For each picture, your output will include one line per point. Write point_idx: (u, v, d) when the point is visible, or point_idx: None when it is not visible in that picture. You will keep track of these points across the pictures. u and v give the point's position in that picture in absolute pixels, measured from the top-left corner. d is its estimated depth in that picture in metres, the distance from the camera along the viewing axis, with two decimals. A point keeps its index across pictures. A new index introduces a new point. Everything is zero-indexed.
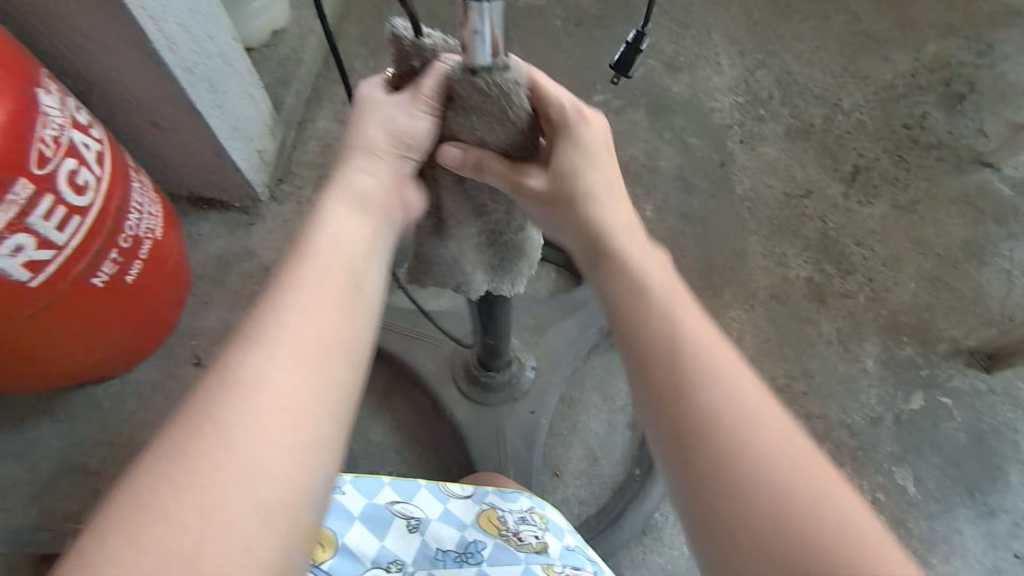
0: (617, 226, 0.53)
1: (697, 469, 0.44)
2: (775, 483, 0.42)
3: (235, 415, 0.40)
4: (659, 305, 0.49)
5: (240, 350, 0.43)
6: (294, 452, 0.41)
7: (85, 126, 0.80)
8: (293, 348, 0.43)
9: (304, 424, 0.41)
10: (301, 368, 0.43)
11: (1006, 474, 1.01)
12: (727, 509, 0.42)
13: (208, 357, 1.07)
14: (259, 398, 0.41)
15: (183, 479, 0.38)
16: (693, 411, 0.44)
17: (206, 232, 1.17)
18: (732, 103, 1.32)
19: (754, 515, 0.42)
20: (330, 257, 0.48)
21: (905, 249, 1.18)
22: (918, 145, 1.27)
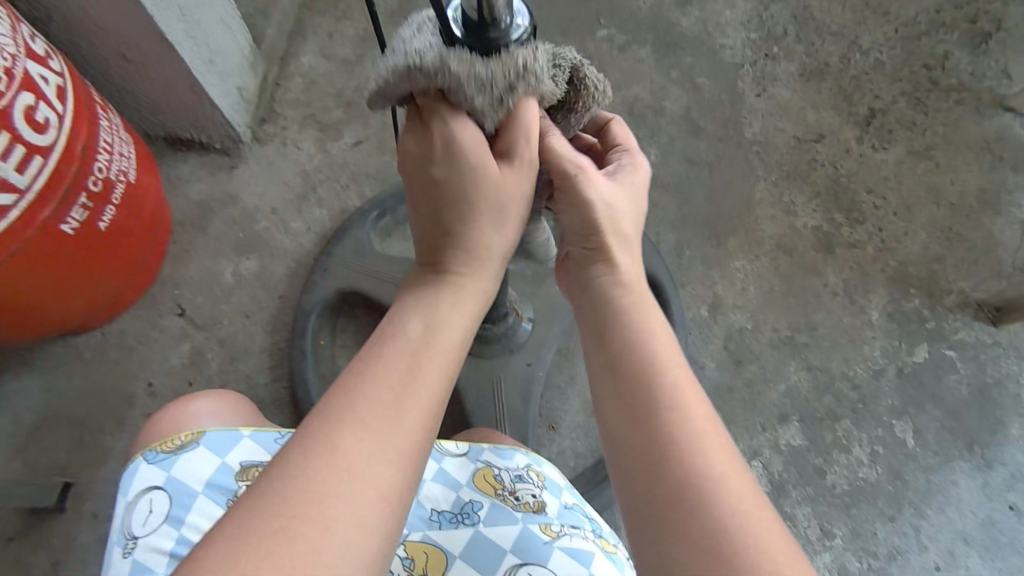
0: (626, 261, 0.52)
1: (638, 450, 0.43)
2: (691, 481, 0.41)
3: (360, 434, 0.39)
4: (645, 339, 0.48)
5: (360, 381, 0.41)
6: (405, 481, 0.39)
7: (42, 57, 0.73)
8: (420, 371, 0.43)
9: (415, 442, 0.41)
10: (432, 378, 0.43)
11: (1006, 428, 1.00)
12: (663, 505, 0.41)
13: (192, 307, 1.03)
14: (395, 399, 0.41)
15: (307, 470, 0.37)
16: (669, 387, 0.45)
17: (185, 174, 1.11)
18: (744, 40, 1.24)
19: (687, 528, 0.40)
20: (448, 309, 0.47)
21: (918, 198, 1.13)
22: (937, 88, 1.20)
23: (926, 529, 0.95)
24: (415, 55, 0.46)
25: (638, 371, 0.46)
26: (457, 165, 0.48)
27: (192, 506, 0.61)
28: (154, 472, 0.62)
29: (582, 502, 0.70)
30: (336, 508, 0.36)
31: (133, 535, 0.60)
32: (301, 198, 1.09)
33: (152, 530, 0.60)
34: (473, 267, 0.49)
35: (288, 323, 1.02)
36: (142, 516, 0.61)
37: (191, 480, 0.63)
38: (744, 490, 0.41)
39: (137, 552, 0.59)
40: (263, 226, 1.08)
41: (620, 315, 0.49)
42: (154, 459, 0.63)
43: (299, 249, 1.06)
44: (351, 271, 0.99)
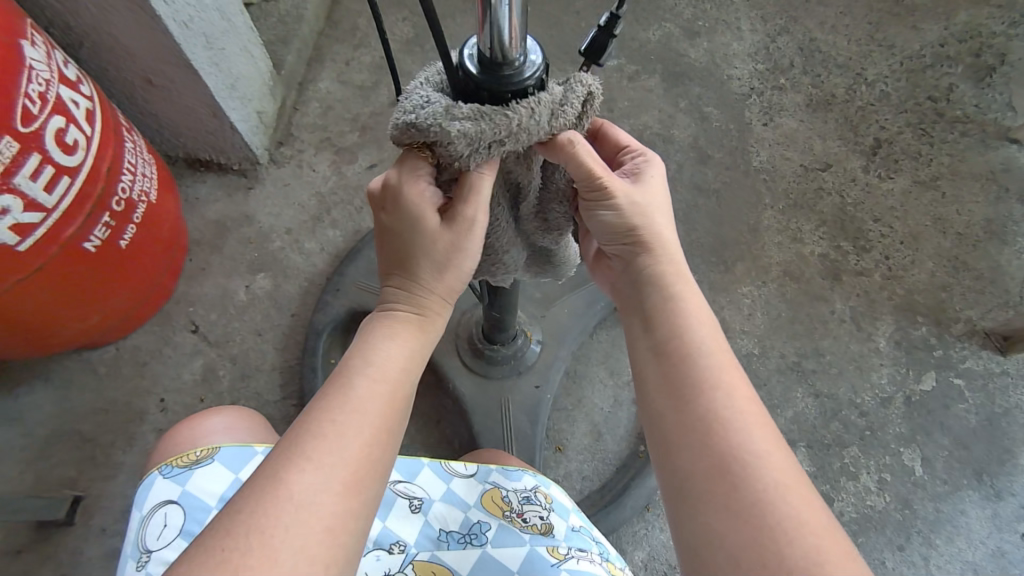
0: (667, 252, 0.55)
1: (685, 442, 0.46)
2: (742, 471, 0.44)
3: (305, 471, 0.41)
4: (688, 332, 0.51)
5: (309, 421, 0.44)
6: (348, 512, 0.41)
7: (74, 82, 0.76)
8: (361, 406, 0.45)
9: (359, 472, 0.43)
10: (373, 411, 0.45)
11: (1016, 458, 0.99)
12: (718, 500, 0.43)
13: (206, 324, 1.05)
14: (340, 435, 0.43)
15: (253, 509, 0.39)
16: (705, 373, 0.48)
17: (203, 195, 1.14)
18: (752, 71, 1.27)
19: (740, 520, 0.42)
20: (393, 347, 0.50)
21: (924, 227, 1.14)
22: (942, 119, 1.22)
23: (936, 559, 0.94)
24: (413, 110, 0.47)
25: (683, 353, 0.50)
26: (402, 212, 0.51)
27: (206, 521, 0.62)
28: (169, 486, 0.63)
29: (590, 524, 0.70)
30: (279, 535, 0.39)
31: (147, 548, 0.61)
32: (315, 219, 1.12)
33: (165, 544, 0.61)
34: (416, 305, 0.52)
35: (300, 341, 1.04)
36: (155, 530, 0.61)
37: (205, 495, 0.63)
38: (782, 466, 0.44)
39: (151, 566, 0.60)
40: (278, 245, 1.10)
41: (663, 307, 0.52)
42: (170, 473, 0.64)
43: (311, 269, 1.08)
44: (363, 292, 1.00)
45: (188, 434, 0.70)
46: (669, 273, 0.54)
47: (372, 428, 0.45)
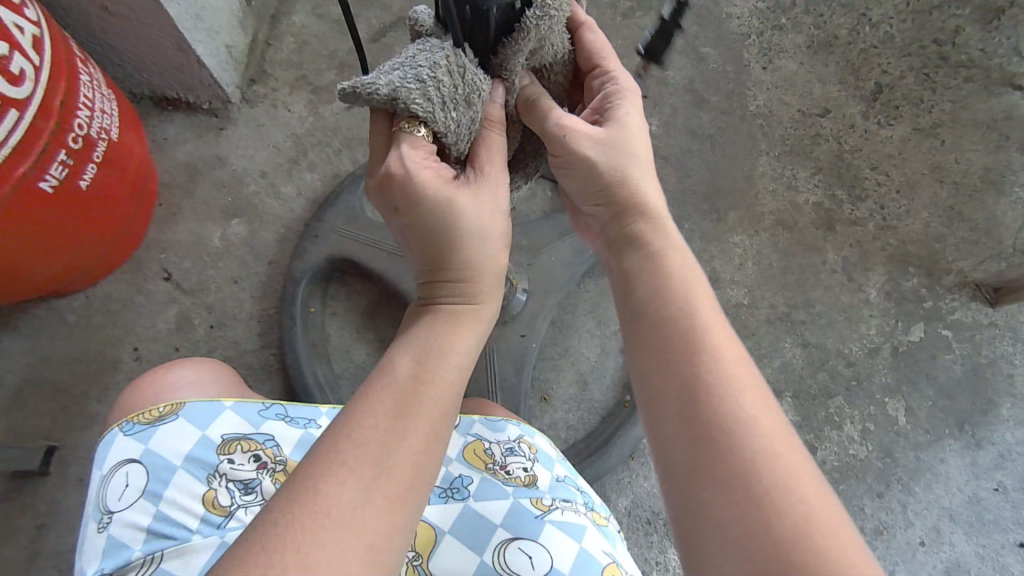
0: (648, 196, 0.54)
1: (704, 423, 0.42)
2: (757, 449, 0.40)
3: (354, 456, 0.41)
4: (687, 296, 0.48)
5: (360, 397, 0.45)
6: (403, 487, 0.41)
7: (17, 5, 0.69)
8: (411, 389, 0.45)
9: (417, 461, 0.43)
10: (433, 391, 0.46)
11: (997, 408, 0.99)
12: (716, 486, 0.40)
13: (179, 272, 1.01)
14: (373, 417, 0.43)
15: (302, 490, 0.39)
16: (684, 344, 0.45)
17: (171, 135, 1.07)
18: (751, 9, 1.20)
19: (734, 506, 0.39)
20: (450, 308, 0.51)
21: (921, 176, 1.11)
22: (947, 64, 1.17)
23: (914, 505, 0.95)
24: (406, 92, 0.46)
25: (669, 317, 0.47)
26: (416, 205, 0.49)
27: (171, 480, 0.60)
28: (131, 444, 0.61)
29: (574, 475, 0.70)
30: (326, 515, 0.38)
31: (108, 509, 0.58)
32: (291, 162, 1.06)
33: (128, 504, 0.59)
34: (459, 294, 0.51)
35: (278, 290, 1.00)
36: (117, 490, 0.59)
37: (170, 454, 0.61)
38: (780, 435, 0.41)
39: (113, 527, 0.58)
40: (253, 190, 1.05)
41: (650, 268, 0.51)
42: (132, 430, 0.62)
43: (289, 215, 1.04)
44: (342, 238, 0.96)
45: (144, 395, 0.67)
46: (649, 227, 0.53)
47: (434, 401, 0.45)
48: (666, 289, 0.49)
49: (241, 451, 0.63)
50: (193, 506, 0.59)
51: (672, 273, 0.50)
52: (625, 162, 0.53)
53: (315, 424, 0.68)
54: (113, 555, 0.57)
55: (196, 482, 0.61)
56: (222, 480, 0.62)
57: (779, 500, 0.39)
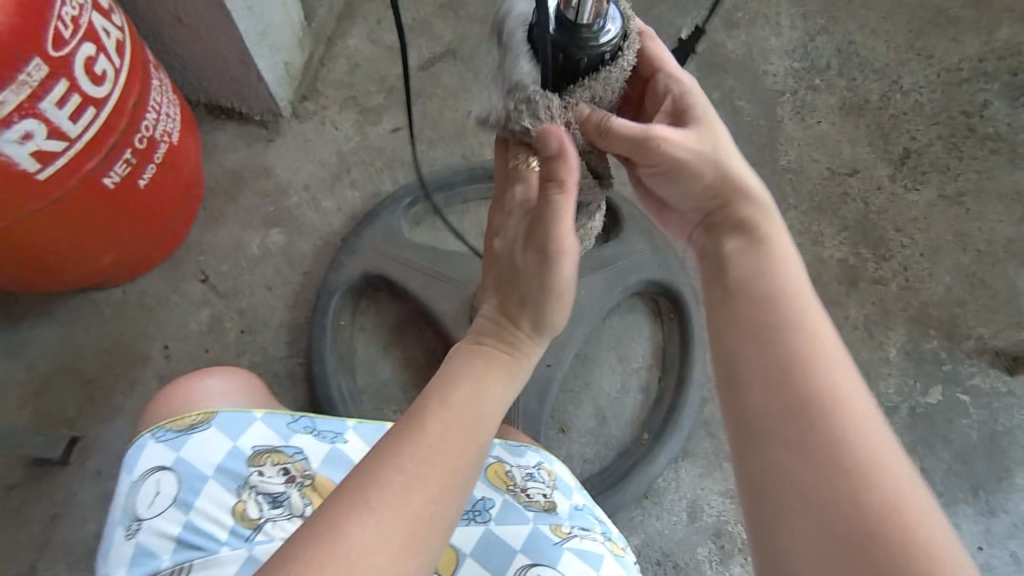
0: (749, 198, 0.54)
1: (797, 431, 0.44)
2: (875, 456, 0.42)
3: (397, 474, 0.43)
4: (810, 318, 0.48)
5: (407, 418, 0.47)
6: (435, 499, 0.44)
7: (107, 10, 0.74)
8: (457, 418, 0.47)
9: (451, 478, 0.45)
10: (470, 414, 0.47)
11: (1012, 477, 0.99)
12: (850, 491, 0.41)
13: (217, 274, 1.03)
14: (433, 442, 0.45)
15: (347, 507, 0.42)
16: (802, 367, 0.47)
17: (222, 142, 1.11)
18: (787, 68, 1.25)
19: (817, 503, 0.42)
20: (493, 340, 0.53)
21: (945, 241, 1.13)
22: (974, 135, 1.21)
23: None
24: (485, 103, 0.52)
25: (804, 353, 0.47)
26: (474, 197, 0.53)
27: (201, 490, 0.61)
28: (163, 451, 0.63)
29: (592, 504, 0.71)
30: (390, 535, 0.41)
31: (138, 517, 0.60)
32: (334, 178, 1.10)
33: (158, 512, 0.60)
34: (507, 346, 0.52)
35: (310, 300, 1.02)
36: (148, 497, 0.61)
37: (200, 463, 0.63)
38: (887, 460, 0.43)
39: (143, 535, 0.59)
40: (294, 202, 1.08)
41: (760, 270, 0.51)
42: (164, 438, 0.64)
43: (327, 228, 1.07)
44: (378, 255, 0.99)
45: (178, 400, 0.68)
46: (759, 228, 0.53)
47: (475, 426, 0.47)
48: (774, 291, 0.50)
49: (270, 463, 0.64)
50: (221, 518, 0.60)
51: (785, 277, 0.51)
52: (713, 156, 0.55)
53: (342, 439, 0.68)
54: (142, 563, 0.58)
55: (224, 493, 0.62)
56: (251, 491, 0.63)
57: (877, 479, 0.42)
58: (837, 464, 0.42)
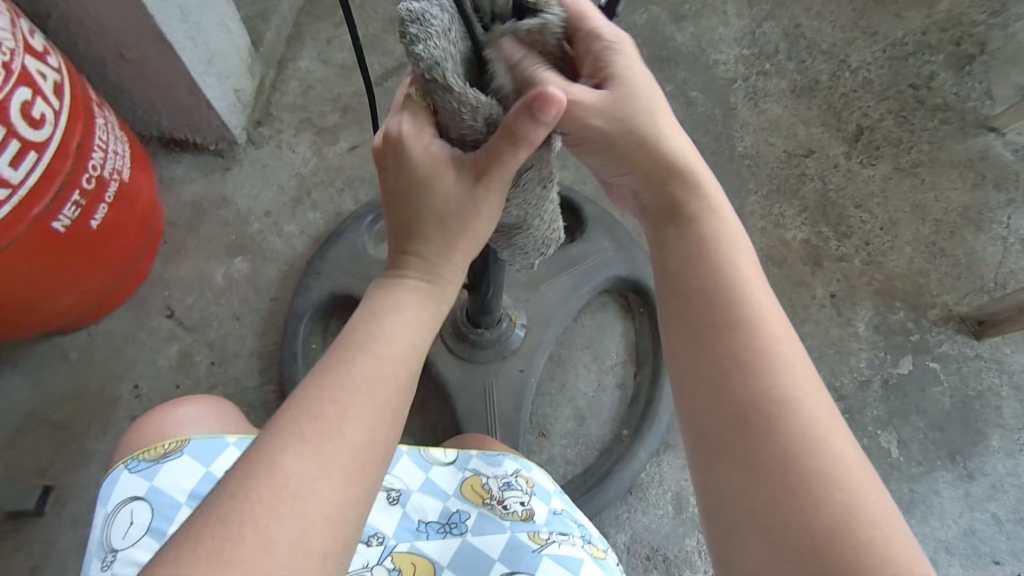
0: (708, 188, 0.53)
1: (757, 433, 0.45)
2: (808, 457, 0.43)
3: (307, 447, 0.41)
4: (756, 308, 0.49)
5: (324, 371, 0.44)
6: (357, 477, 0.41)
7: (41, 53, 0.73)
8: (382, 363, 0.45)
9: (363, 452, 0.42)
10: (394, 368, 0.45)
11: (987, 439, 1.01)
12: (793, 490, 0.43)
13: (183, 308, 1.02)
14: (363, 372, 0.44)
15: (263, 462, 0.40)
16: (758, 366, 0.46)
17: (179, 175, 1.11)
18: (737, 56, 1.27)
19: (832, 517, 0.41)
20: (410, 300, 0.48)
21: (904, 214, 1.16)
22: (924, 107, 1.23)
23: None
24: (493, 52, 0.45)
25: (770, 361, 0.47)
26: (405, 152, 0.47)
27: (175, 517, 0.61)
28: (135, 482, 0.62)
29: (573, 506, 0.70)
30: (282, 527, 0.38)
31: (112, 547, 0.59)
32: (295, 201, 1.09)
33: (131, 542, 0.59)
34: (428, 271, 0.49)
35: (279, 326, 1.01)
36: (122, 528, 0.60)
37: (172, 490, 0.62)
38: (840, 442, 0.44)
39: (117, 565, 0.59)
40: (256, 228, 1.07)
41: (714, 267, 0.51)
42: (137, 468, 0.63)
43: (292, 252, 1.06)
44: (344, 275, 0.98)
45: (144, 433, 0.67)
46: (711, 232, 0.52)
47: (410, 350, 0.47)
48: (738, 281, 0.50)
49: None
50: None
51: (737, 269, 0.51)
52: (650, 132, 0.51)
53: None
54: None
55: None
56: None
57: (832, 494, 0.42)
58: (801, 460, 0.43)
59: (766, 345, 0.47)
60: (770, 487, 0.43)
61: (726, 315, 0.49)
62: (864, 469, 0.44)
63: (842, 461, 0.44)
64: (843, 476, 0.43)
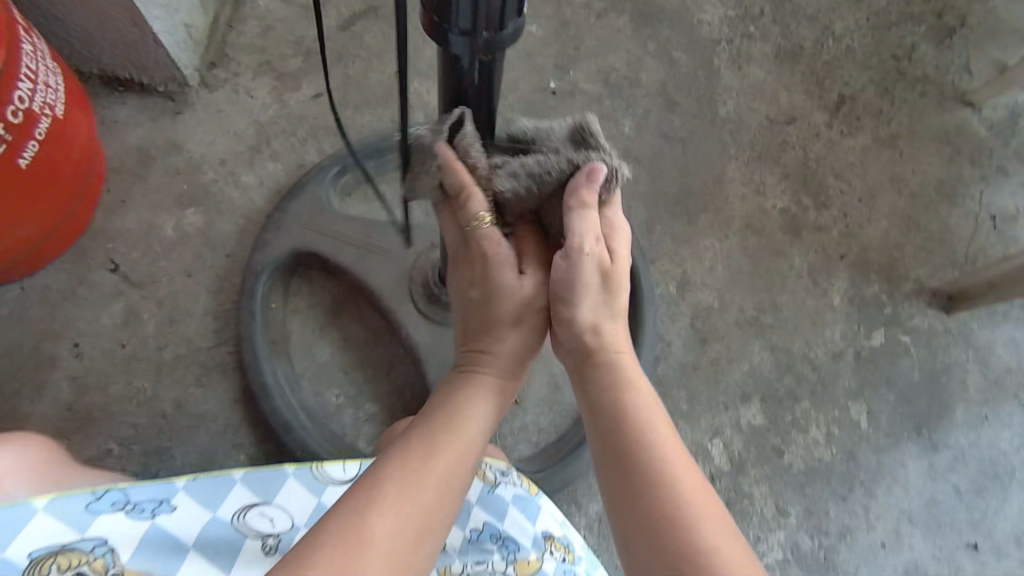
0: (618, 344, 0.60)
1: (626, 483, 0.53)
2: (669, 504, 0.50)
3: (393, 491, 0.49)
4: (624, 404, 0.56)
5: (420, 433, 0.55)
6: (440, 504, 0.50)
7: None
8: (462, 439, 0.55)
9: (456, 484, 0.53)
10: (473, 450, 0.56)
11: (952, 413, 1.03)
12: (671, 551, 0.48)
13: (129, 263, 0.94)
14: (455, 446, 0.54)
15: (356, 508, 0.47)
16: (634, 449, 0.54)
17: (122, 117, 1.01)
18: (722, 17, 1.22)
19: (675, 548, 0.48)
20: (463, 400, 0.59)
21: (881, 186, 1.15)
22: (904, 78, 1.22)
23: (875, 507, 0.97)
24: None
25: (633, 430, 0.55)
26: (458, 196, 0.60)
27: None
28: None
29: (500, 515, 0.66)
30: (377, 555, 0.45)
31: None
32: (252, 150, 1.01)
33: None
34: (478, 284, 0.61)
35: (235, 284, 0.94)
36: None
37: None
38: (706, 499, 0.51)
39: None
40: (210, 178, 0.99)
41: (607, 379, 0.58)
42: None
43: (249, 205, 0.98)
44: (307, 231, 0.91)
45: None
46: (614, 351, 0.60)
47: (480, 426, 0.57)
48: (620, 396, 0.57)
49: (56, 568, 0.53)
50: None
51: (622, 385, 0.58)
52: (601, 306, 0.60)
53: (166, 508, 0.59)
54: None
55: None
56: None
57: (695, 553, 0.48)
58: (671, 522, 0.49)
59: (638, 418, 0.55)
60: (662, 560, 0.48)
61: (619, 412, 0.56)
62: (717, 508, 0.51)
63: (718, 553, 0.48)
64: (695, 517, 0.49)
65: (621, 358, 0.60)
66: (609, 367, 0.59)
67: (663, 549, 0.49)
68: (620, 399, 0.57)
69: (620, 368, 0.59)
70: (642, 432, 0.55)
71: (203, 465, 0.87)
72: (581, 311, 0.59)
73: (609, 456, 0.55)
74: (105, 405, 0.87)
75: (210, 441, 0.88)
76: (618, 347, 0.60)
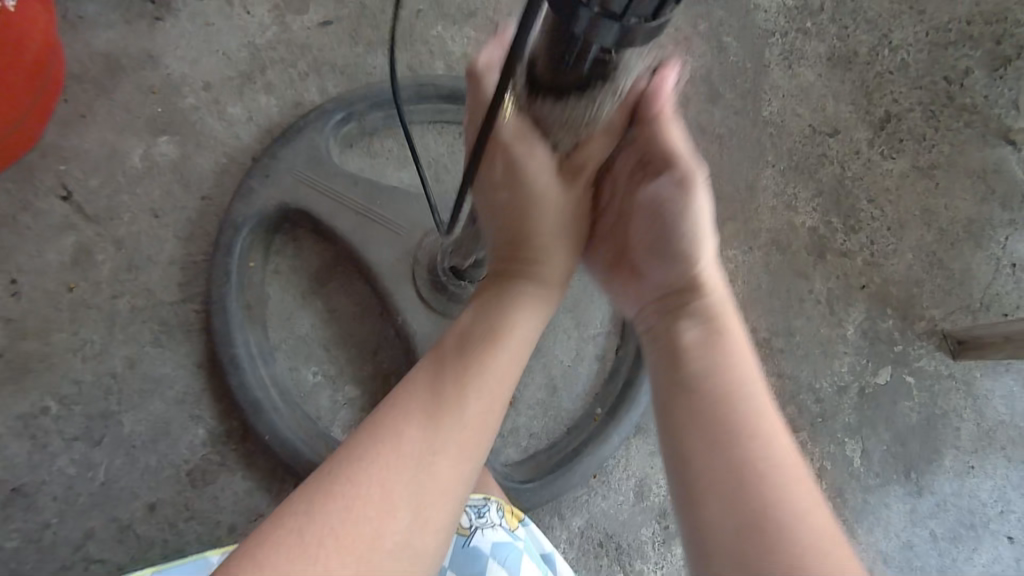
0: (722, 302, 0.55)
1: (697, 446, 0.49)
2: (740, 475, 0.46)
3: (383, 472, 0.48)
4: (717, 365, 0.52)
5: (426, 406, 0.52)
6: (445, 493, 0.49)
7: None
8: (498, 392, 0.54)
9: (470, 447, 0.51)
10: (491, 415, 0.54)
11: (941, 458, 1.01)
12: (732, 530, 0.45)
13: (84, 191, 0.80)
14: (479, 412, 0.53)
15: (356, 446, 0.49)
16: (718, 407, 0.49)
17: (89, 14, 0.85)
18: (780, 6, 1.12)
19: (735, 532, 0.45)
20: (517, 341, 0.57)
21: (911, 217, 1.09)
22: (951, 104, 1.14)
23: (854, 545, 0.96)
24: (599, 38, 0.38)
25: (723, 395, 0.50)
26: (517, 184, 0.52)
27: None
28: None
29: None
30: (385, 530, 0.46)
31: None
32: (243, 78, 0.87)
33: None
34: (530, 270, 0.57)
35: (210, 233, 0.82)
36: None
37: None
38: (789, 463, 0.47)
39: None
40: (189, 103, 0.85)
41: (694, 324, 0.54)
42: None
43: (234, 142, 0.85)
44: (299, 185, 0.80)
45: None
46: (717, 311, 0.54)
47: (521, 351, 0.57)
48: (708, 353, 0.52)
49: None
50: None
51: (724, 334, 0.53)
52: (689, 261, 0.54)
53: None
54: None
55: None
56: None
57: (764, 506, 0.45)
58: (745, 476, 0.46)
59: (723, 382, 0.50)
60: (719, 507, 0.46)
61: (703, 369, 0.52)
62: (806, 483, 0.47)
63: (793, 511, 0.45)
64: (780, 480, 0.46)
65: (715, 299, 0.55)
66: (702, 337, 0.53)
67: (735, 543, 0.44)
68: (715, 348, 0.53)
69: (709, 320, 0.54)
70: (720, 385, 0.50)
71: (156, 435, 0.78)
72: (695, 264, 0.54)
73: (670, 421, 0.51)
74: (45, 356, 0.77)
75: (165, 410, 0.78)
76: (711, 292, 0.55)
